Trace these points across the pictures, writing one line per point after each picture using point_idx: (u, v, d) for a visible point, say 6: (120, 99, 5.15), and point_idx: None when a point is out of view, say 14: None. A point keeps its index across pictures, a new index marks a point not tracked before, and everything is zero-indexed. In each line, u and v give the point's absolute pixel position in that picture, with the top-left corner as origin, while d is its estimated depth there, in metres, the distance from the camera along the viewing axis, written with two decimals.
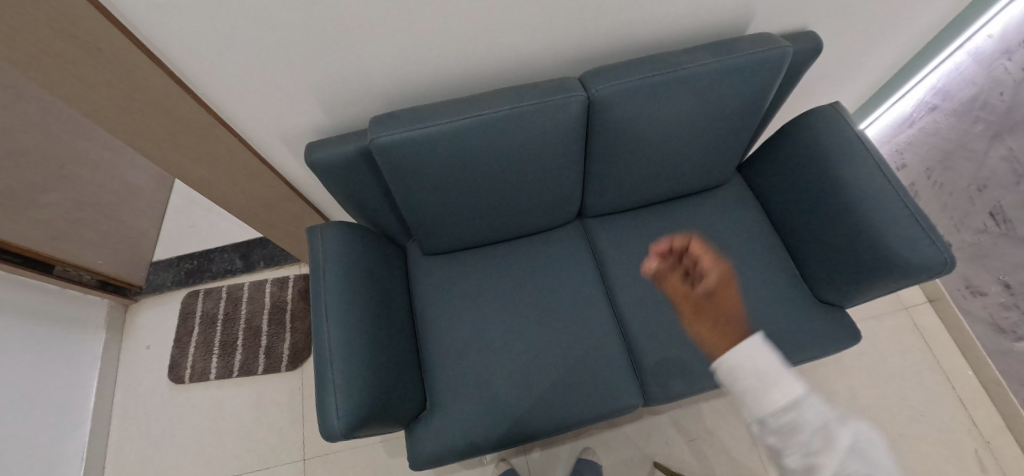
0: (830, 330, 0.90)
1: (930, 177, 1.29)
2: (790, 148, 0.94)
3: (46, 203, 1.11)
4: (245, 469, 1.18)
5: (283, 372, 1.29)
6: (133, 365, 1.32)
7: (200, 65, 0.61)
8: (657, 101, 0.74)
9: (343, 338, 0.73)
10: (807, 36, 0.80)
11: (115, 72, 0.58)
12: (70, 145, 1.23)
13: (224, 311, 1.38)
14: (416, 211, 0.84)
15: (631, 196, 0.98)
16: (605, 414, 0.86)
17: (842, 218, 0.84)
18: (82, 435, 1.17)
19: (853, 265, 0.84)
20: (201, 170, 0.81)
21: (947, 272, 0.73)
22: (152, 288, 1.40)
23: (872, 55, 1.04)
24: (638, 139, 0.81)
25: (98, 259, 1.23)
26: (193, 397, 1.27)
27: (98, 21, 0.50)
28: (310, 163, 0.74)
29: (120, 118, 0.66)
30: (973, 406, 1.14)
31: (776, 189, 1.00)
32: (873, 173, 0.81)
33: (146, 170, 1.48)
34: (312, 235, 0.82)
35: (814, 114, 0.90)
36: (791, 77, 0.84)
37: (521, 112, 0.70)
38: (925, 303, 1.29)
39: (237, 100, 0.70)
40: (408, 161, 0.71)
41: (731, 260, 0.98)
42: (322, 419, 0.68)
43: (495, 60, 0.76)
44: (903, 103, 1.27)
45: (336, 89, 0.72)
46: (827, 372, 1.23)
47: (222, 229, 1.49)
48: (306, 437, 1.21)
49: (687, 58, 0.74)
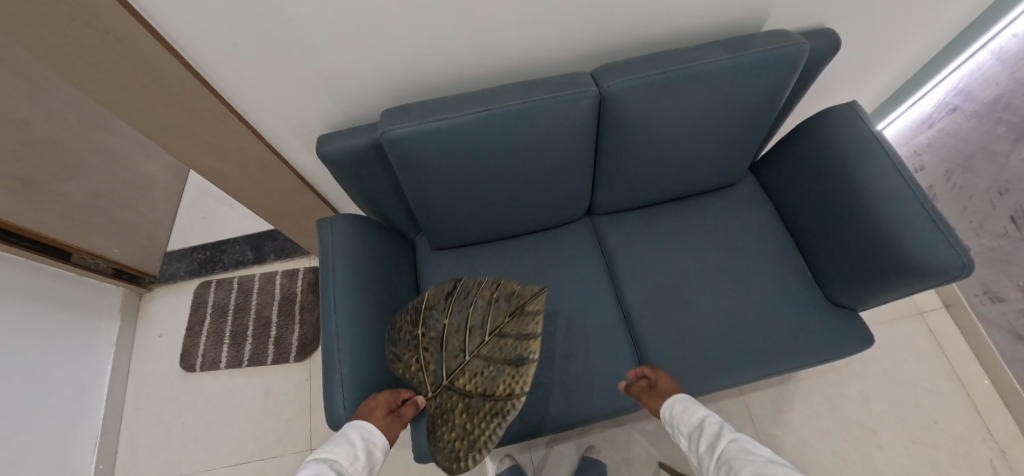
0: (843, 333, 0.88)
1: (949, 180, 1.25)
2: (805, 147, 0.92)
3: (65, 192, 1.14)
4: (252, 458, 1.20)
5: (291, 363, 1.31)
6: (147, 351, 1.35)
7: (218, 57, 0.63)
8: (669, 98, 0.74)
9: (351, 331, 0.74)
10: (824, 32, 0.79)
11: (137, 67, 0.60)
12: (89, 135, 1.26)
13: (235, 301, 1.40)
14: (425, 206, 0.84)
15: (641, 193, 0.97)
16: (611, 413, 0.85)
17: (857, 220, 0.83)
18: (96, 418, 1.20)
19: (867, 268, 0.82)
20: (216, 160, 0.83)
21: (966, 276, 0.71)
22: (165, 277, 1.42)
23: (892, 54, 1.02)
24: (649, 136, 0.80)
25: (115, 249, 1.26)
26: (203, 385, 1.30)
27: (122, 17, 0.52)
28: (321, 156, 0.75)
29: (138, 108, 0.67)
30: (989, 414, 1.11)
31: (789, 189, 0.99)
32: (890, 174, 0.79)
33: (161, 162, 1.50)
34: (322, 228, 0.83)
35: (829, 113, 0.89)
36: (807, 75, 0.83)
37: (531, 106, 0.70)
38: (941, 308, 1.26)
39: (253, 92, 0.71)
40: (418, 154, 0.71)
41: (742, 260, 0.97)
42: (328, 410, 0.69)
43: (507, 55, 0.76)
44: (924, 103, 1.25)
45: (348, 82, 0.73)
46: (838, 376, 1.21)
47: (234, 220, 1.52)
48: (313, 428, 1.23)
49: (700, 54, 0.73)
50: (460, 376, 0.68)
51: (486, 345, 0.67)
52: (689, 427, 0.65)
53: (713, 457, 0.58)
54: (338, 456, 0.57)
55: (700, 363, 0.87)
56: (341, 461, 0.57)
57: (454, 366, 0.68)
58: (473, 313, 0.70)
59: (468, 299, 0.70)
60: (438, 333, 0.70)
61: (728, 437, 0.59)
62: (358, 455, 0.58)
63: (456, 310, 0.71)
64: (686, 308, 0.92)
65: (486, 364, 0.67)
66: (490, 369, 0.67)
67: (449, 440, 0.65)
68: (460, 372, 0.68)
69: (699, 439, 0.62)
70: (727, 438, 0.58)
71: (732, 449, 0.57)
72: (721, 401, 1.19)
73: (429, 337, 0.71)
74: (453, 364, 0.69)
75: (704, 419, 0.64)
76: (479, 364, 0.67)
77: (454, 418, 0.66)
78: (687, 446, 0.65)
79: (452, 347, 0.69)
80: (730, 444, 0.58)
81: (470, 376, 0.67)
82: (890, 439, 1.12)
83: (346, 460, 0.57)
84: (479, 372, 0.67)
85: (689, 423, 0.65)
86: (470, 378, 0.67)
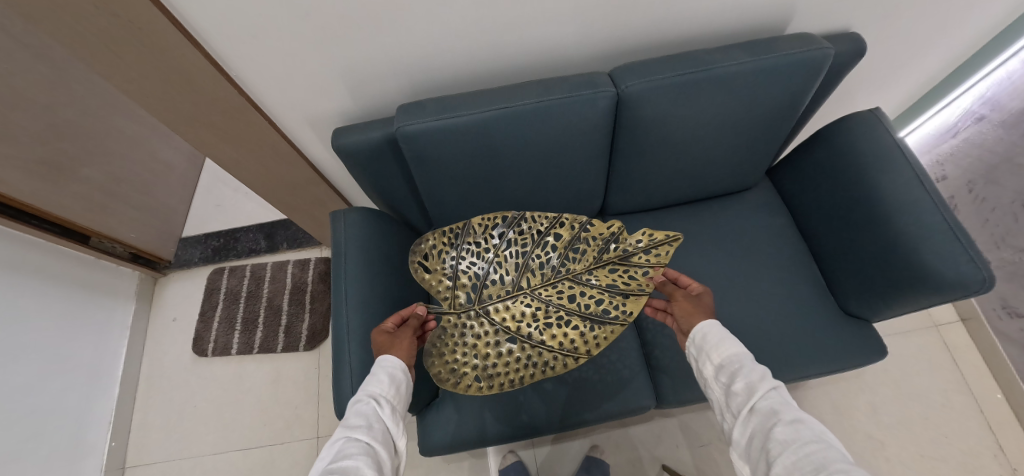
0: (855, 344, 0.87)
1: (971, 191, 1.22)
2: (824, 153, 0.91)
3: (85, 176, 1.16)
4: (259, 443, 1.22)
5: (300, 351, 1.33)
6: (160, 335, 1.37)
7: (240, 50, 0.64)
8: (686, 100, 0.73)
9: (361, 322, 0.75)
10: (849, 36, 0.77)
11: (159, 58, 0.60)
12: (111, 122, 1.28)
13: (248, 288, 1.42)
14: (438, 200, 0.84)
15: (655, 195, 0.96)
16: (617, 414, 0.85)
17: (874, 230, 0.81)
18: (111, 398, 1.23)
19: (886, 279, 0.80)
20: (235, 152, 0.84)
21: (985, 290, 0.70)
22: (180, 262, 1.45)
23: (918, 60, 1.00)
24: (665, 137, 0.79)
25: (131, 233, 1.28)
26: (214, 369, 1.32)
27: (147, 7, 0.53)
28: (337, 148, 0.75)
29: (160, 98, 0.68)
30: (1001, 432, 1.09)
31: (806, 196, 0.97)
32: (913, 184, 0.78)
33: (178, 149, 1.52)
34: (335, 220, 0.84)
35: (853, 120, 0.87)
36: (830, 79, 0.81)
37: (548, 105, 0.69)
38: (957, 322, 1.23)
39: (273, 86, 0.72)
40: (431, 150, 0.72)
41: (755, 266, 0.96)
42: (337, 399, 0.71)
43: (527, 52, 0.75)
44: (948, 111, 1.22)
45: (367, 77, 0.73)
46: (847, 386, 1.19)
47: (248, 208, 1.53)
48: (320, 416, 1.25)
49: (721, 56, 0.72)
50: (503, 311, 0.76)
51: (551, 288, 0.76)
52: (724, 359, 0.60)
53: (746, 399, 0.54)
54: (375, 386, 0.60)
55: None
56: (374, 389, 0.60)
57: (497, 298, 0.77)
58: (536, 257, 0.79)
59: (536, 247, 0.79)
60: (490, 269, 0.79)
61: (772, 383, 0.54)
62: (389, 384, 0.61)
63: (515, 250, 0.80)
64: None
65: (542, 306, 0.76)
66: (542, 312, 0.75)
67: (464, 359, 0.71)
68: (505, 303, 0.77)
69: (733, 374, 0.57)
70: (768, 384, 0.54)
71: (770, 397, 0.52)
72: None
73: (477, 271, 0.79)
74: (498, 294, 0.77)
75: (737, 355, 0.59)
76: (537, 302, 0.76)
77: (482, 342, 0.74)
78: (709, 375, 0.61)
79: (503, 284, 0.78)
80: (769, 388, 0.53)
81: (516, 312, 0.76)
82: (899, 452, 1.11)
83: (381, 389, 0.60)
84: (525, 312, 0.76)
85: (723, 356, 0.60)
86: (514, 315, 0.76)
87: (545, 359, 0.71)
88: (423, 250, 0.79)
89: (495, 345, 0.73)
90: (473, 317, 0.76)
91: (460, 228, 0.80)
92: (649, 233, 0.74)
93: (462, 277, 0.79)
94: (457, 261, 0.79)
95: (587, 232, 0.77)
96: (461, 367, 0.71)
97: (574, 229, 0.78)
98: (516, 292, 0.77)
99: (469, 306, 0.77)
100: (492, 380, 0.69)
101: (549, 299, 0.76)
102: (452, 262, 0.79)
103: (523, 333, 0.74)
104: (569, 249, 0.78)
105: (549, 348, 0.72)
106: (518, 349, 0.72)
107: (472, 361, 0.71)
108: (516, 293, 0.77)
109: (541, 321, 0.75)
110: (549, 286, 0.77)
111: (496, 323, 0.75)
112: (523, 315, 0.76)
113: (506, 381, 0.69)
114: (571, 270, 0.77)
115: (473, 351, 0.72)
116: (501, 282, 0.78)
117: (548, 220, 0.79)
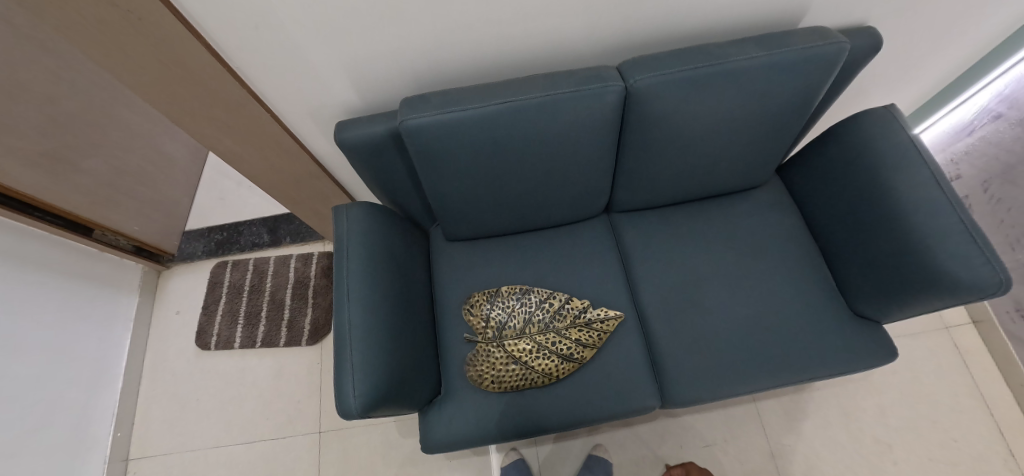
0: (865, 346, 0.86)
1: (987, 191, 1.20)
2: (837, 151, 0.89)
3: (89, 169, 1.16)
4: (262, 437, 1.23)
5: (303, 345, 1.33)
6: (163, 328, 1.38)
7: (242, 44, 0.63)
8: (697, 95, 0.71)
9: (363, 318, 0.74)
10: (865, 31, 0.74)
11: (163, 52, 0.59)
12: (115, 114, 1.27)
13: (250, 283, 1.42)
14: (441, 196, 0.83)
15: (662, 193, 0.95)
16: (620, 414, 0.85)
17: (888, 229, 0.79)
18: (115, 390, 1.24)
19: (900, 280, 0.78)
20: (237, 144, 0.83)
21: (1000, 293, 0.68)
22: (183, 256, 1.45)
23: (936, 56, 0.97)
24: (674, 133, 0.77)
25: (134, 226, 1.28)
26: (217, 362, 1.32)
27: (155, 6, 0.52)
28: (339, 141, 0.74)
29: (162, 90, 0.67)
30: (1013, 437, 1.08)
31: (817, 195, 0.95)
32: (930, 184, 0.75)
33: (181, 142, 1.51)
34: (338, 214, 0.82)
35: (866, 116, 0.84)
36: (845, 75, 0.79)
37: (555, 100, 0.68)
38: (968, 324, 1.21)
39: (274, 79, 0.71)
40: (435, 144, 0.70)
41: (762, 265, 0.95)
42: (338, 397, 0.70)
43: (533, 46, 0.74)
44: (964, 109, 1.20)
45: (370, 70, 0.72)
46: (855, 388, 1.18)
47: (251, 202, 1.53)
48: (323, 411, 1.25)
49: (734, 50, 0.70)
50: (508, 348, 0.84)
51: (546, 334, 0.84)
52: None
53: None
54: None
55: (715, 367, 0.86)
56: None
57: (510, 337, 0.84)
58: (537, 309, 0.87)
59: (537, 303, 0.88)
60: (506, 314, 0.87)
61: None
62: None
63: (534, 299, 0.88)
64: (702, 311, 0.91)
65: (540, 345, 0.84)
66: (536, 351, 0.83)
67: (482, 368, 0.84)
68: (514, 342, 0.84)
69: None
70: None
71: None
72: (733, 407, 1.18)
73: (496, 316, 0.87)
74: (509, 334, 0.85)
75: None
76: (539, 343, 0.84)
77: (498, 361, 0.84)
78: None
79: (515, 327, 0.85)
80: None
81: (528, 346, 0.84)
82: (907, 456, 1.10)
83: None
84: (527, 348, 0.83)
85: None
86: (518, 350, 0.83)
87: (535, 377, 0.83)
88: (473, 299, 0.90)
89: (507, 365, 0.83)
90: (489, 347, 0.85)
91: (494, 291, 0.90)
92: (607, 312, 0.88)
93: (491, 310, 0.88)
94: (490, 301, 0.89)
95: (567, 301, 0.88)
96: (480, 370, 0.84)
97: (556, 298, 0.89)
98: (523, 333, 0.85)
99: (493, 334, 0.85)
100: (499, 383, 0.83)
101: (543, 344, 0.84)
102: (484, 310, 0.88)
103: (524, 360, 0.83)
104: (558, 310, 0.87)
105: (539, 373, 0.83)
106: (517, 370, 0.83)
107: (488, 371, 0.84)
108: (522, 335, 0.84)
109: (535, 356, 0.83)
110: (542, 336, 0.84)
111: (510, 351, 0.83)
112: (522, 353, 0.83)
113: (507, 387, 0.83)
114: (557, 326, 0.85)
115: (492, 365, 0.84)
116: (512, 326, 0.85)
117: (547, 293, 0.89)
